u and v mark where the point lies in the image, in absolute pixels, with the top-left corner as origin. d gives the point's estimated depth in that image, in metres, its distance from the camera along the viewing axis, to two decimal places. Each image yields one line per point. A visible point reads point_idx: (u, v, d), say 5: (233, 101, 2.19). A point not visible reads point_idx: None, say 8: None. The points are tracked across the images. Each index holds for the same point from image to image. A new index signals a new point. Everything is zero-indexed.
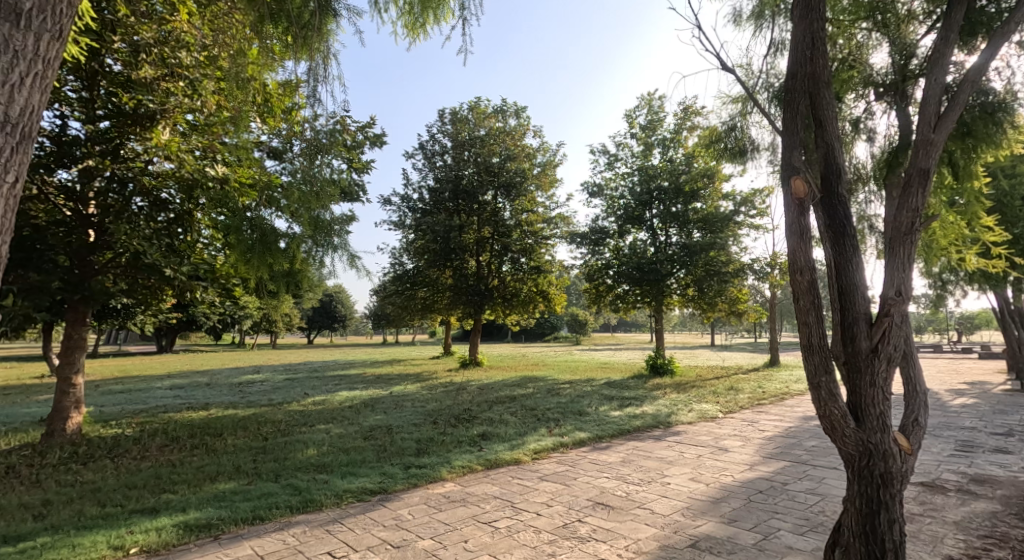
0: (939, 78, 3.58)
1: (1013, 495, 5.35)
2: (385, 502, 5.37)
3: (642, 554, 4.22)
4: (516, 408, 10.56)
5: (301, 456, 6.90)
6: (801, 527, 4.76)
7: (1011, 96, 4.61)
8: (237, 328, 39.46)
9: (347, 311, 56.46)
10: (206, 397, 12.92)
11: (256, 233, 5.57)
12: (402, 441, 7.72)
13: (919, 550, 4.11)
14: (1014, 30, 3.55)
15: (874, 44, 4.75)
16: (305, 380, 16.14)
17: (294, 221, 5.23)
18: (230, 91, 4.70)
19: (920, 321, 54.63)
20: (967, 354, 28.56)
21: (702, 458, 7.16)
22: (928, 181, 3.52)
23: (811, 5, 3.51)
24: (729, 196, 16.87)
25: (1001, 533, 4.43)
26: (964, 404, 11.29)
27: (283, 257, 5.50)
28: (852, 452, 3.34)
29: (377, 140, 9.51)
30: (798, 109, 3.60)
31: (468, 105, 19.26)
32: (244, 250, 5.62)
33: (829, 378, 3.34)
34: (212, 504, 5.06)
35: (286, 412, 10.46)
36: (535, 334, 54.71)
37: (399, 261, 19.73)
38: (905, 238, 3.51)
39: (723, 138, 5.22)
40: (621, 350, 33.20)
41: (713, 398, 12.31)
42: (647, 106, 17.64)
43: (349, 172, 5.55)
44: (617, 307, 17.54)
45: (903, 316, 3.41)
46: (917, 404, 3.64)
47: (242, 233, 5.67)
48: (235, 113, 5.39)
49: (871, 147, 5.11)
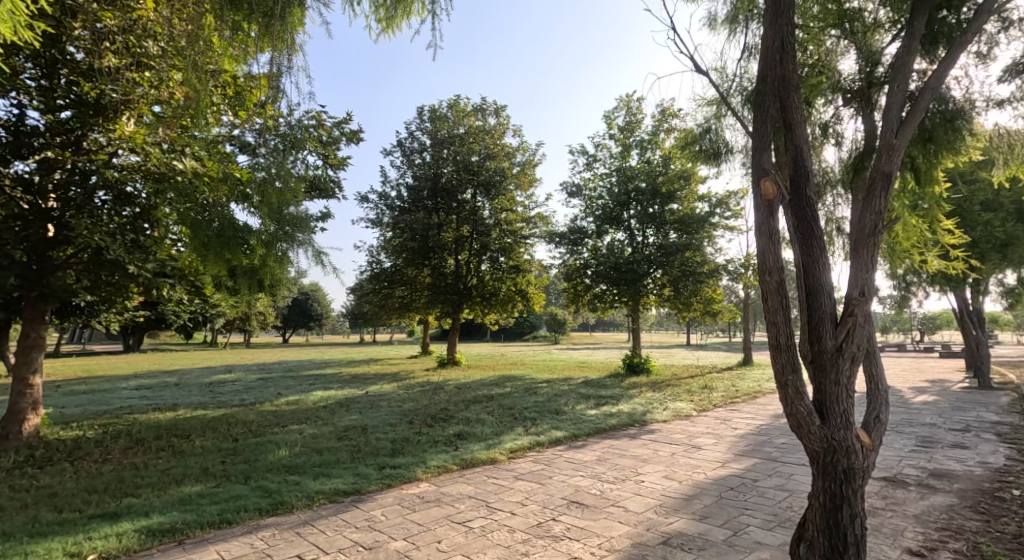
0: (902, 85, 3.68)
1: (969, 488, 5.55)
2: (357, 503, 5.31)
3: (614, 552, 4.26)
4: (493, 408, 10.50)
5: (272, 458, 6.77)
6: (769, 523, 4.86)
7: (970, 105, 4.78)
8: (210, 326, 38.65)
9: (324, 311, 55.73)
10: (174, 397, 12.62)
11: (217, 226, 5.49)
12: (376, 441, 7.66)
13: (880, 544, 4.23)
14: (972, 39, 3.66)
15: (841, 50, 4.84)
16: (279, 380, 15.85)
17: (255, 213, 4.90)
18: (189, 82, 4.53)
19: (887, 321, 56.13)
20: (929, 354, 29.53)
21: (676, 456, 7.24)
22: (891, 184, 3.62)
23: (780, 9, 3.57)
24: (705, 197, 17.16)
25: (957, 525, 4.59)
26: (925, 401, 11.69)
27: (242, 255, 5.39)
28: (817, 449, 3.42)
29: (354, 137, 9.43)
30: (768, 111, 3.66)
31: (447, 104, 19.18)
32: (201, 244, 5.49)
33: (795, 377, 3.40)
34: (177, 508, 4.95)
35: (259, 412, 10.26)
36: (514, 334, 54.86)
37: (377, 259, 19.53)
38: (870, 240, 3.60)
39: (698, 140, 5.29)
40: (599, 350, 33.41)
41: (687, 397, 12.47)
42: (625, 107, 17.81)
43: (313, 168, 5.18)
44: (595, 307, 17.67)
45: (866, 316, 3.49)
46: (879, 402, 3.73)
47: (201, 225, 5.51)
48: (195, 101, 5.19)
49: (839, 151, 5.23)
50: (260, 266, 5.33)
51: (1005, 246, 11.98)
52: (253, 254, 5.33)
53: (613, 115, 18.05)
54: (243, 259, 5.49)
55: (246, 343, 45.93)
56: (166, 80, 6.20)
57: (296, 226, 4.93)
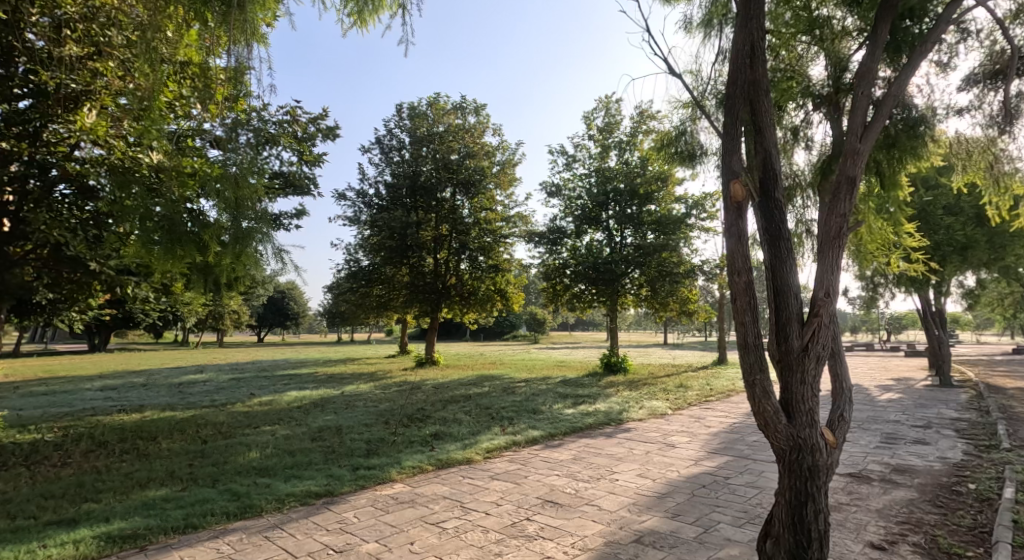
0: (866, 92, 3.77)
1: (929, 483, 5.73)
2: (329, 505, 5.23)
3: (587, 550, 4.28)
4: (471, 408, 10.44)
5: (242, 460, 6.62)
6: (739, 519, 4.95)
7: (931, 112, 4.94)
8: (181, 325, 37.81)
9: (300, 309, 54.90)
10: (141, 398, 12.27)
11: (163, 225, 5.22)
12: (351, 442, 7.59)
13: (844, 538, 4.33)
14: (933, 48, 3.76)
15: (812, 56, 4.94)
16: (252, 380, 15.56)
17: (214, 209, 4.82)
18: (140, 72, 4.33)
19: (856, 321, 57.48)
20: (893, 353, 30.33)
21: (651, 454, 7.33)
22: (855, 188, 3.71)
23: (750, 15, 3.64)
24: (682, 198, 17.38)
25: (917, 519, 4.72)
26: (890, 398, 12.03)
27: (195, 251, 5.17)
28: (783, 447, 3.48)
29: (330, 133, 9.31)
30: (738, 114, 3.71)
31: (427, 101, 19.12)
32: (144, 244, 5.22)
33: (763, 377, 3.46)
34: (140, 513, 4.82)
35: (230, 413, 10.06)
36: (493, 334, 54.83)
37: (354, 258, 19.33)
38: (835, 242, 3.67)
39: (675, 142, 5.35)
40: (579, 350, 33.54)
41: (663, 395, 12.62)
42: (604, 108, 17.93)
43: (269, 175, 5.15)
44: (574, 307, 17.76)
45: (831, 315, 3.56)
46: (843, 400, 3.80)
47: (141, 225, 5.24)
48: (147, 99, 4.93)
49: (809, 155, 5.34)
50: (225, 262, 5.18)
51: (965, 250, 12.40)
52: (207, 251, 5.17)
53: (592, 116, 18.19)
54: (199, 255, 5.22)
55: (219, 343, 45.05)
56: (123, 71, 5.82)
57: (258, 221, 4.79)
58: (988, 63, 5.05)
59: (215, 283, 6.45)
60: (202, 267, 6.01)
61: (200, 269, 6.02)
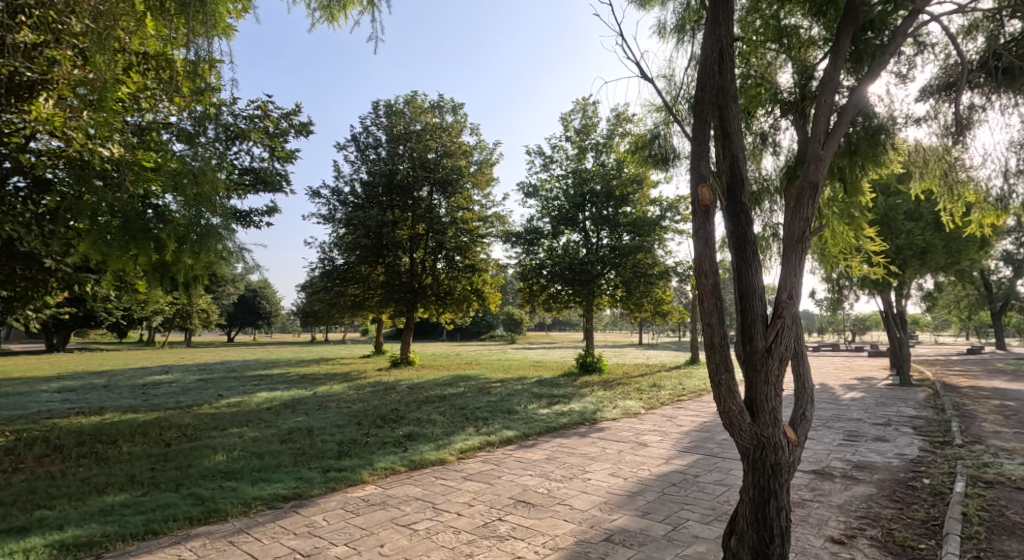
0: (828, 100, 3.86)
1: (888, 478, 5.93)
2: (297, 508, 5.15)
3: (557, 550, 4.31)
4: (445, 408, 10.41)
5: (208, 463, 6.47)
6: (707, 517, 5.04)
7: (891, 121, 5.10)
8: (148, 325, 36.86)
9: (273, 308, 53.96)
10: (102, 400, 11.90)
11: (117, 220, 5.10)
12: (322, 443, 7.47)
13: (806, 533, 4.43)
14: (891, 59, 3.88)
15: (780, 64, 5.03)
16: (219, 381, 15.22)
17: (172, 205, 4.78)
18: (94, 61, 4.18)
19: (823, 322, 59.04)
20: (858, 353, 31.38)
21: (623, 453, 7.40)
22: (817, 194, 3.80)
23: (719, 22, 3.70)
24: (657, 201, 17.65)
25: (874, 514, 4.87)
26: (854, 397, 12.40)
27: (150, 249, 5.10)
28: (747, 446, 3.55)
29: (303, 129, 9.18)
30: (707, 119, 3.77)
31: (404, 99, 19.00)
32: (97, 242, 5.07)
33: (728, 377, 3.52)
34: (97, 519, 4.67)
35: (196, 415, 9.80)
36: (470, 334, 54.66)
37: (329, 256, 19.08)
38: (798, 245, 3.76)
39: (649, 145, 5.41)
40: (554, 349, 33.84)
41: (637, 395, 12.77)
42: (581, 110, 18.05)
43: (226, 170, 4.99)
44: (550, 307, 17.81)
45: (794, 317, 3.65)
46: (805, 400, 3.89)
47: (95, 221, 5.12)
48: (106, 90, 4.77)
49: (776, 160, 5.47)
50: (185, 260, 5.03)
51: (924, 254, 12.82)
52: (163, 250, 5.07)
53: (570, 117, 18.28)
54: (153, 253, 5.13)
55: (186, 343, 43.98)
56: (79, 59, 5.61)
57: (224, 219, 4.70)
58: (942, 76, 5.27)
59: (175, 281, 6.29)
60: (160, 267, 5.84)
61: (159, 269, 5.86)
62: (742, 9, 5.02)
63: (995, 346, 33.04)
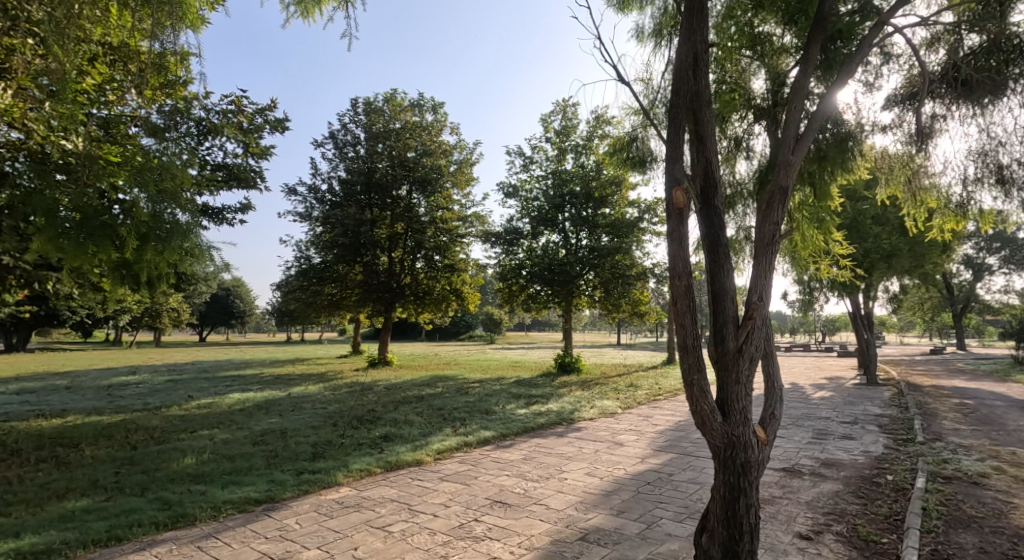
0: (797, 107, 3.95)
1: (854, 475, 6.09)
2: (269, 512, 5.07)
3: (532, 550, 4.32)
4: (423, 409, 10.38)
5: (175, 467, 6.32)
6: (680, 515, 5.11)
7: (859, 128, 5.26)
8: (114, 324, 35.65)
9: (247, 307, 52.94)
10: (65, 402, 11.50)
11: (76, 215, 4.93)
12: (296, 446, 7.36)
13: (775, 529, 4.53)
14: (858, 68, 3.99)
15: (753, 70, 5.14)
16: (189, 383, 14.82)
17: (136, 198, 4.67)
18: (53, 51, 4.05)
19: (795, 323, 60.45)
20: (828, 353, 32.22)
21: (599, 453, 7.46)
22: (787, 198, 3.89)
23: (693, 28, 3.76)
24: (635, 203, 17.82)
25: (841, 510, 5.00)
26: (824, 396, 12.72)
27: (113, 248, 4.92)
28: (718, 444, 3.62)
29: (278, 126, 9.04)
30: (681, 124, 3.84)
31: (383, 97, 18.85)
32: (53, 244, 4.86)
33: (701, 377, 3.58)
34: (56, 526, 4.54)
35: (164, 417, 9.55)
36: (449, 334, 54.41)
37: (305, 255, 18.85)
38: (768, 248, 3.85)
39: (627, 148, 5.48)
40: (533, 350, 34.02)
41: (614, 395, 12.88)
42: (561, 111, 18.13)
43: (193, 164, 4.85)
44: (530, 307, 17.82)
45: (764, 318, 3.73)
46: (774, 399, 3.97)
47: (54, 216, 4.95)
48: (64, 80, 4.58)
49: (750, 164, 5.57)
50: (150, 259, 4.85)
51: (890, 257, 13.21)
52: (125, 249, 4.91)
53: (550, 118, 18.35)
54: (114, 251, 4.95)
55: (156, 343, 42.89)
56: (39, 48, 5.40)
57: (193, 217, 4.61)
58: (906, 86, 5.45)
59: (141, 279, 6.12)
60: (122, 265, 5.67)
61: (122, 268, 5.70)
62: (717, 15, 5.11)
63: (955, 346, 34.23)
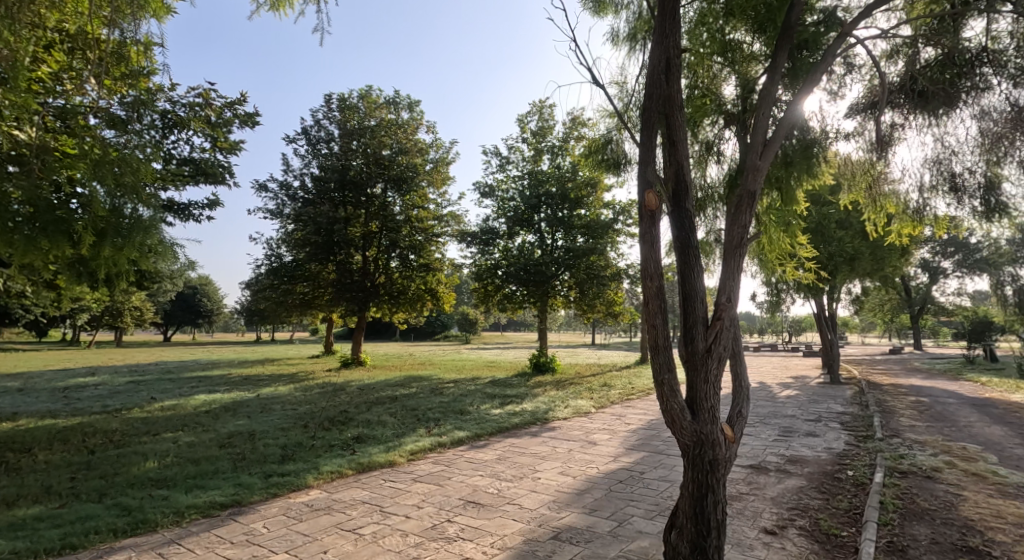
0: (765, 113, 4.07)
1: (817, 471, 6.28)
2: (235, 516, 4.99)
3: (504, 550, 4.35)
4: (397, 409, 10.30)
5: (136, 472, 6.16)
6: (650, 512, 5.20)
7: (823, 135, 5.43)
8: (74, 322, 34.41)
9: (215, 306, 51.69)
10: (18, 405, 11.06)
11: (25, 209, 4.83)
12: (264, 448, 7.24)
13: (741, 525, 4.65)
14: (822, 77, 4.12)
15: (723, 76, 5.26)
16: (153, 384, 14.41)
17: (93, 192, 4.55)
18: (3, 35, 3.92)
19: (764, 323, 61.90)
20: (795, 353, 33.09)
21: (572, 452, 7.53)
22: (755, 202, 4.00)
23: (666, 33, 3.84)
24: (610, 205, 18.02)
25: (804, 505, 5.16)
26: (790, 395, 13.06)
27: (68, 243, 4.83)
28: (687, 442, 3.70)
29: (249, 120, 8.89)
30: (654, 127, 3.91)
31: (358, 94, 18.65)
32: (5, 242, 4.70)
33: (671, 376, 3.66)
34: (6, 535, 4.39)
35: (125, 420, 9.28)
36: (424, 334, 54.08)
37: (276, 253, 18.53)
38: (737, 250, 3.95)
39: (602, 150, 5.54)
40: (508, 350, 34.05)
41: (587, 394, 12.99)
42: (538, 112, 18.22)
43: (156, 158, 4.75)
44: (505, 307, 17.85)
45: (732, 319, 3.82)
46: (741, 399, 4.07)
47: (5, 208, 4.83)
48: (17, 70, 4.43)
49: (720, 168, 5.66)
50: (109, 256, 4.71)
51: (853, 260, 13.67)
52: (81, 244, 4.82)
53: (526, 119, 18.43)
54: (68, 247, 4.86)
55: (117, 343, 41.49)
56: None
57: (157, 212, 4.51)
58: (867, 96, 5.63)
59: (100, 277, 5.94)
60: (80, 262, 5.52)
61: (80, 265, 5.54)
62: (690, 22, 5.22)
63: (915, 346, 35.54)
